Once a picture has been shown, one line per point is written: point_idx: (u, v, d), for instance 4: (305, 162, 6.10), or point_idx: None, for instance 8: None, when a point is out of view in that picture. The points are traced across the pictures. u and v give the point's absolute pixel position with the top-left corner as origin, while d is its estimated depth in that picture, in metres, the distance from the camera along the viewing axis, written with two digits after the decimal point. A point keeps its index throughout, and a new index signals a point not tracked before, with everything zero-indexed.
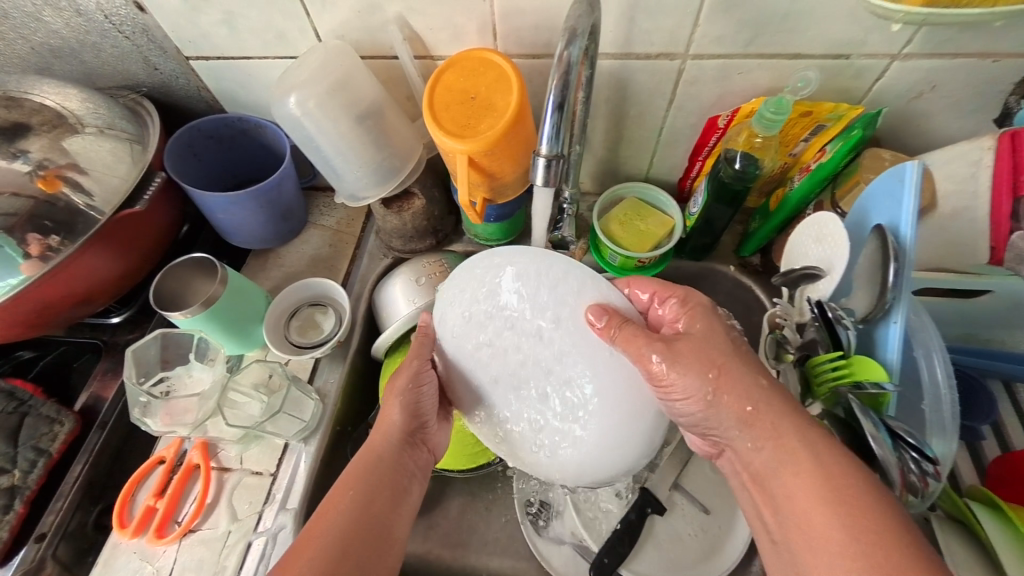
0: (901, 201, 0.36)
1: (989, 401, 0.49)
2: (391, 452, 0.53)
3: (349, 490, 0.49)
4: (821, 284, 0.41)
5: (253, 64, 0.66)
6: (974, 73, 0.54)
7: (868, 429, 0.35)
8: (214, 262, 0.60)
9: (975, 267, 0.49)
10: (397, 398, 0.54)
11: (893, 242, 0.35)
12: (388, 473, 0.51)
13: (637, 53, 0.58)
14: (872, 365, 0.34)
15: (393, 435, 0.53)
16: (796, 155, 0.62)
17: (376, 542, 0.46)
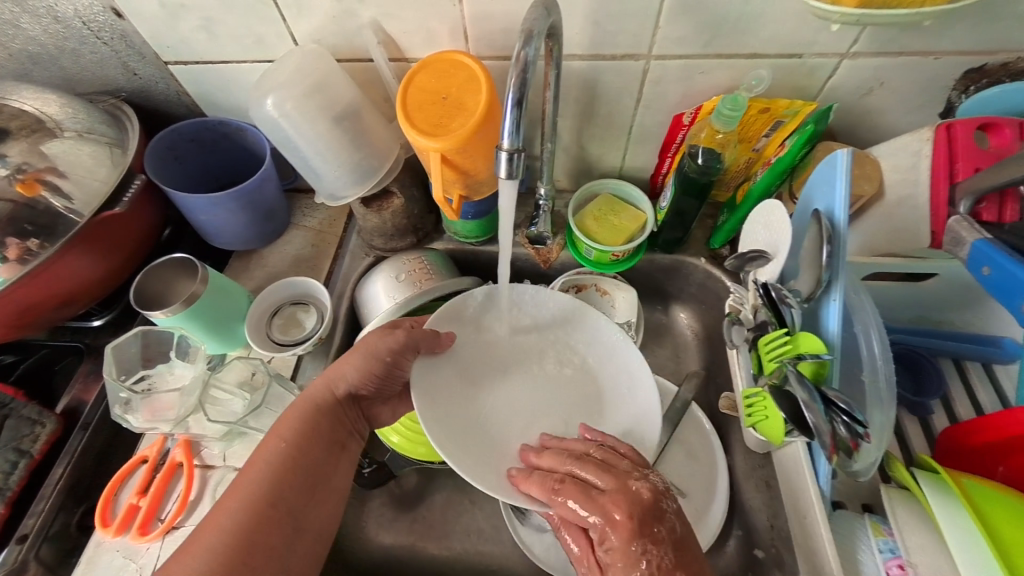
0: (835, 188, 0.39)
1: (938, 378, 0.51)
2: (337, 412, 0.56)
3: (287, 443, 0.51)
4: (770, 268, 0.44)
5: (232, 67, 0.67)
6: (918, 71, 0.57)
7: (803, 396, 0.36)
8: (196, 262, 0.61)
9: (920, 251, 0.51)
10: (359, 359, 0.56)
11: (828, 225, 0.38)
12: (329, 431, 0.54)
13: (603, 54, 0.60)
14: (811, 338, 0.37)
15: (337, 391, 0.56)
16: (758, 150, 0.65)
17: (305, 492, 0.50)
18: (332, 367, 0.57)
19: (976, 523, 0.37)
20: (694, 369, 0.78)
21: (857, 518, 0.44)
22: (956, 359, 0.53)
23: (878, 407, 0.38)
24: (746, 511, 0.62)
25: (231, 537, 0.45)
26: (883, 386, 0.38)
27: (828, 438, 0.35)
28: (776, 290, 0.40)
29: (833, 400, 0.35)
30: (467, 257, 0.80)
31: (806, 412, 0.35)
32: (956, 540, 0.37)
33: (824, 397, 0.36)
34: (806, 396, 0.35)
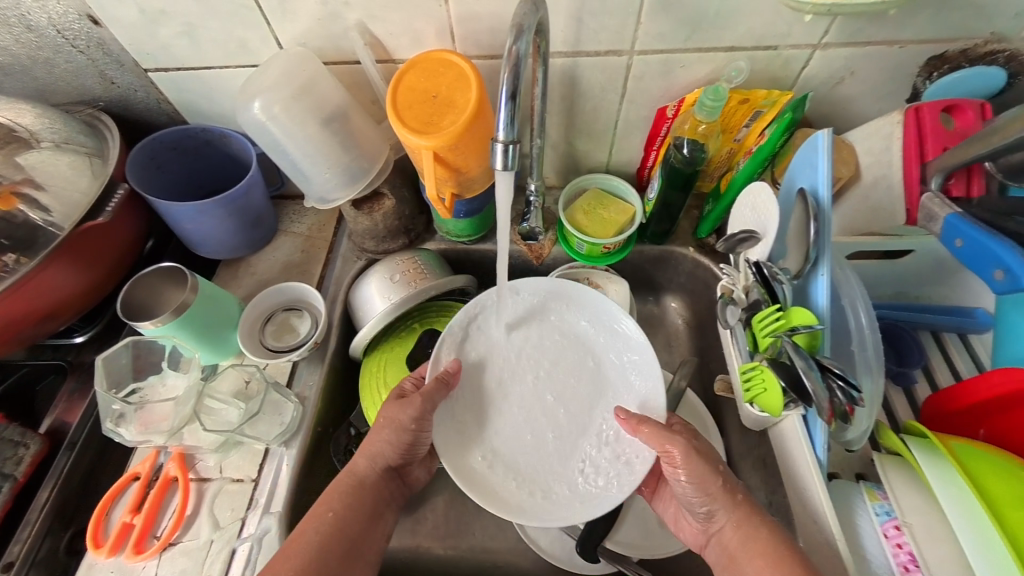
0: (817, 167, 0.41)
1: (919, 349, 0.54)
2: (377, 483, 0.55)
3: (330, 511, 0.52)
4: (758, 247, 0.45)
5: (214, 73, 0.67)
6: (885, 60, 0.60)
7: (801, 367, 0.36)
8: (185, 270, 0.60)
9: (895, 229, 0.54)
10: (388, 430, 0.55)
11: (814, 203, 0.40)
12: (369, 504, 0.54)
13: (587, 50, 0.62)
14: (804, 311, 0.38)
15: (378, 464, 0.56)
16: (739, 141, 0.67)
17: (344, 564, 0.49)
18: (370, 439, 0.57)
19: (964, 479, 0.39)
20: (687, 356, 0.80)
21: (852, 486, 0.46)
22: (935, 331, 0.56)
23: (868, 376, 0.39)
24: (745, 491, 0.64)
25: None
26: (871, 355, 0.40)
27: (826, 406, 0.36)
28: (767, 268, 0.41)
29: (828, 369, 0.36)
30: (460, 256, 0.80)
31: (804, 381, 0.36)
32: (946, 498, 0.39)
33: (820, 366, 0.37)
34: (804, 366, 0.36)
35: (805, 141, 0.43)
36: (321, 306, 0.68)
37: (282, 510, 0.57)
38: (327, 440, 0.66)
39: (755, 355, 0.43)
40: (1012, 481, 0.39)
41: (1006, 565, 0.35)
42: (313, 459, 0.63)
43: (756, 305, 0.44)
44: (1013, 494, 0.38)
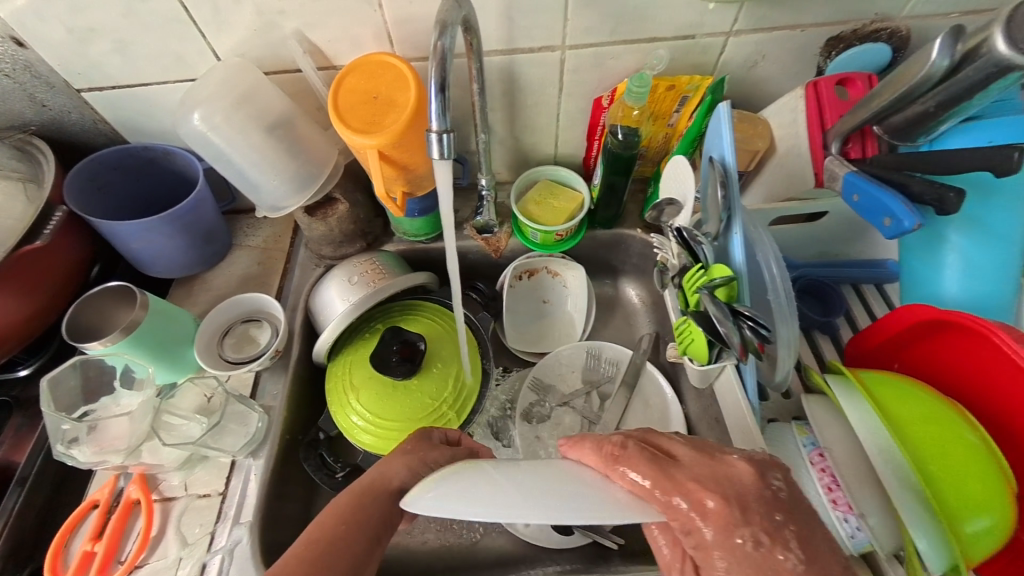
0: (723, 136, 0.45)
1: (838, 299, 0.60)
2: (381, 501, 0.49)
3: (342, 524, 0.47)
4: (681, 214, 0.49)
5: (152, 89, 0.66)
6: (790, 42, 0.66)
7: (717, 314, 0.40)
8: (134, 287, 0.59)
9: (808, 192, 0.59)
10: (404, 458, 0.52)
11: (721, 168, 0.44)
12: (377, 519, 0.48)
13: (521, 48, 0.65)
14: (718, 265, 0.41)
15: (390, 486, 0.50)
16: (672, 125, 0.72)
17: None
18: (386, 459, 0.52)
19: (870, 404, 0.42)
20: (647, 332, 0.84)
21: (786, 425, 0.50)
22: (856, 284, 0.62)
23: (786, 320, 0.43)
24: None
25: None
26: (788, 303, 0.43)
27: (737, 345, 0.40)
28: (688, 231, 0.45)
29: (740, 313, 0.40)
30: (420, 255, 0.82)
31: (718, 325, 0.40)
32: (859, 421, 0.42)
33: (734, 311, 0.41)
34: (718, 312, 0.40)
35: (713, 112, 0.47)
36: (280, 313, 0.68)
37: (253, 519, 0.57)
38: (296, 447, 0.66)
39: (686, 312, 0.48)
40: (909, 399, 0.44)
41: (908, 472, 0.39)
42: (283, 467, 0.63)
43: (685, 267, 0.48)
44: (911, 412, 0.43)
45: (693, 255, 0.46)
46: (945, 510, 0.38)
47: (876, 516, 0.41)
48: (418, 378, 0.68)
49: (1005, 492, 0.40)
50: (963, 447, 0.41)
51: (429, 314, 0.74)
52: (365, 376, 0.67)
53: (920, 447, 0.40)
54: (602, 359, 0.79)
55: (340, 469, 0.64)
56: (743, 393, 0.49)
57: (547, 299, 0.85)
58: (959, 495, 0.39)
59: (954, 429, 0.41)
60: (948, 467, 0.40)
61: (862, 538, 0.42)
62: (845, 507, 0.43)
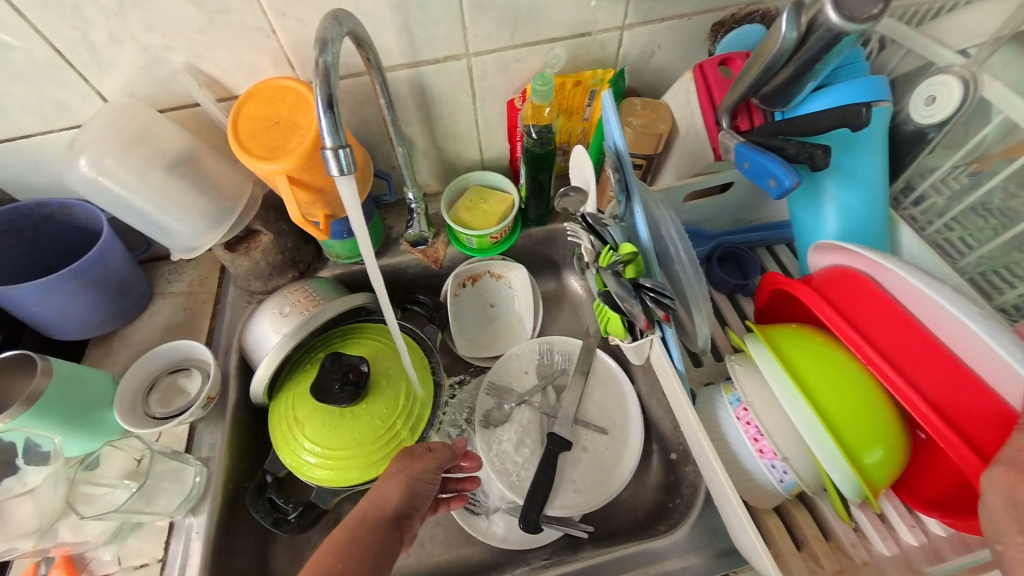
0: (613, 123, 0.46)
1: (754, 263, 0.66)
2: (379, 529, 0.50)
3: (338, 563, 0.46)
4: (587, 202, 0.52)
5: (34, 141, 0.62)
6: (679, 31, 0.71)
7: (620, 292, 0.42)
8: (34, 354, 0.54)
9: (709, 166, 0.63)
10: (396, 478, 0.55)
11: (612, 153, 0.46)
12: (373, 551, 0.48)
13: (426, 59, 0.66)
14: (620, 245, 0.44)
15: (385, 511, 0.52)
16: (587, 119, 0.76)
17: None
18: (377, 486, 0.55)
19: (775, 357, 0.45)
20: (592, 320, 0.87)
21: (715, 388, 0.52)
22: (770, 246, 0.69)
23: (693, 294, 0.45)
24: (658, 424, 0.73)
25: None
26: (691, 275, 0.45)
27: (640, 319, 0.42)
28: (592, 216, 0.47)
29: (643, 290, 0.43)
30: (357, 277, 0.81)
31: (622, 303, 0.42)
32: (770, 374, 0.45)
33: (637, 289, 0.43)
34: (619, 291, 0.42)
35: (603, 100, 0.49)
36: (209, 357, 0.64)
37: None
38: (243, 494, 0.63)
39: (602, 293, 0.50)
40: (808, 346, 0.46)
41: (812, 415, 0.42)
42: (230, 518, 0.60)
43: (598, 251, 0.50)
44: (810, 358, 0.45)
45: (601, 238, 0.48)
46: (847, 443, 0.42)
47: (796, 455, 0.45)
48: (364, 403, 0.65)
49: (893, 419, 0.43)
50: (855, 388, 0.44)
51: (372, 335, 0.73)
52: (308, 409, 0.65)
53: (817, 385, 0.44)
54: (555, 351, 0.80)
55: (292, 510, 0.61)
56: (669, 360, 0.48)
57: (494, 303, 0.85)
58: (858, 431, 0.42)
59: (847, 368, 0.45)
60: (844, 403, 0.43)
61: (789, 479, 0.45)
62: (771, 454, 0.46)
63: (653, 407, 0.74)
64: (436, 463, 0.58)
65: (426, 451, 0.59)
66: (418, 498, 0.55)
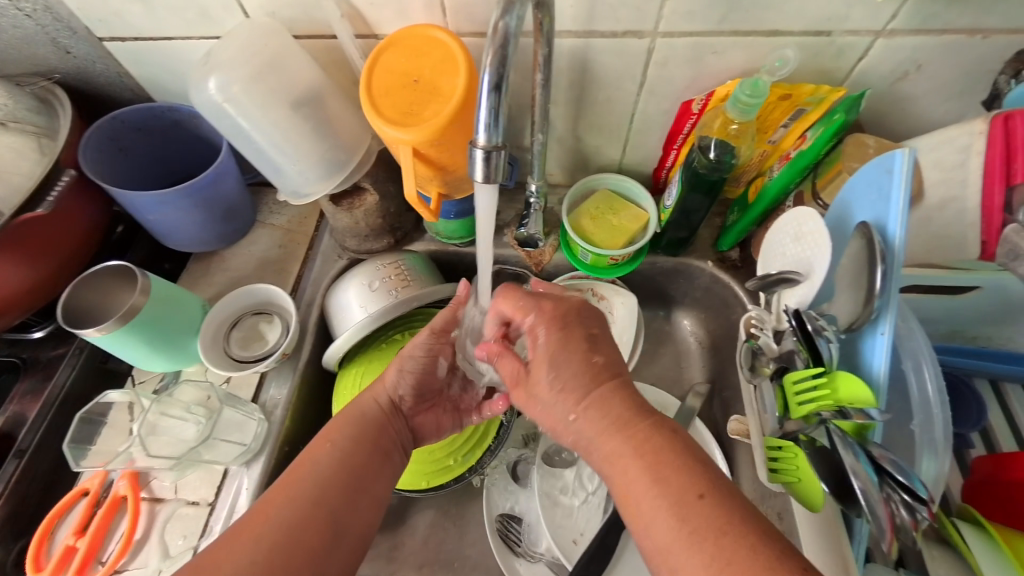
0: (891, 197, 0.40)
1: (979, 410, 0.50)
2: (372, 467, 0.50)
3: (327, 439, 0.49)
4: (801, 288, 0.45)
5: (175, 45, 0.58)
6: (962, 52, 0.50)
7: (848, 459, 0.37)
8: (135, 269, 0.55)
9: (966, 262, 0.48)
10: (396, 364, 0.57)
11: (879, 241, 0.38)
12: (374, 436, 0.52)
13: (601, 31, 0.52)
14: (849, 389, 0.36)
15: (381, 398, 0.55)
16: (775, 143, 0.58)
17: (345, 499, 0.46)
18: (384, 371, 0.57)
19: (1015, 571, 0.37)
20: (698, 380, 0.74)
21: None
22: (994, 380, 0.52)
23: (930, 455, 0.39)
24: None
25: (280, 540, 0.41)
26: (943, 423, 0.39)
27: (884, 518, 0.35)
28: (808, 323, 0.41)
29: (883, 468, 0.36)
30: (450, 258, 0.73)
31: (853, 479, 0.36)
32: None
33: (874, 464, 0.36)
34: (852, 462, 0.36)
35: (875, 159, 0.41)
36: (292, 311, 0.63)
37: None
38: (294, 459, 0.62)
39: (785, 420, 0.43)
40: None
41: None
42: None
43: (788, 356, 0.44)
44: None
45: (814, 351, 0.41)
46: None
47: None
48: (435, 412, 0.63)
49: None
50: None
51: None
52: None
53: None
54: None
55: None
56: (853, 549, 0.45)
57: None
58: None
59: None
60: None
61: None
62: None
63: None
64: (412, 345, 0.58)
65: (398, 374, 0.56)
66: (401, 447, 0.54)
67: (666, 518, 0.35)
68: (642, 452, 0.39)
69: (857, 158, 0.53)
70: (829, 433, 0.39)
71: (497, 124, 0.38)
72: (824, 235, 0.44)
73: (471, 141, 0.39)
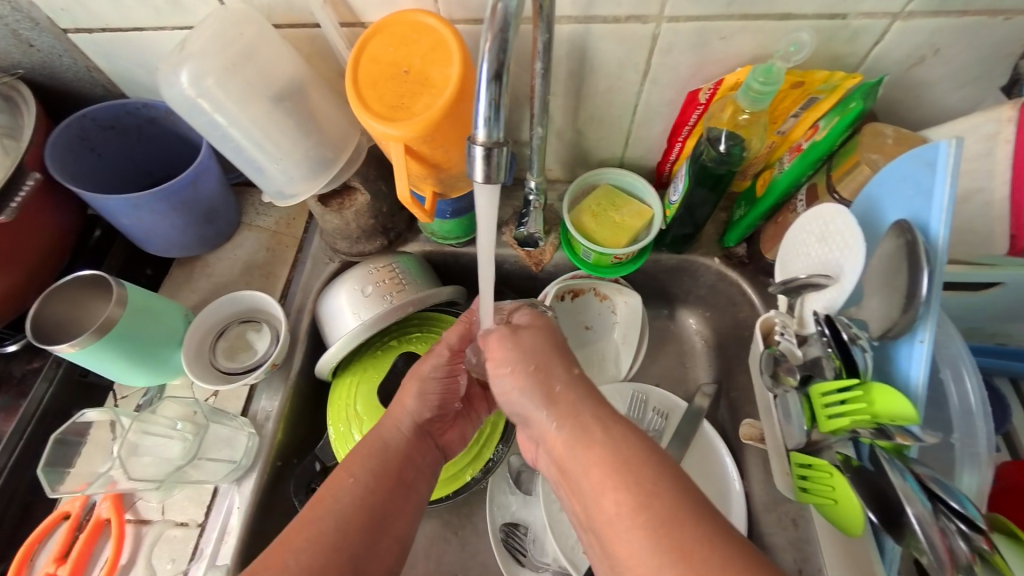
0: (933, 195, 0.37)
1: (1001, 410, 0.48)
2: (394, 504, 0.46)
3: (348, 475, 0.46)
4: (830, 294, 0.43)
5: (144, 37, 0.54)
6: (982, 35, 0.48)
7: (896, 480, 0.35)
8: (109, 278, 0.51)
9: (988, 257, 0.46)
10: (416, 385, 0.53)
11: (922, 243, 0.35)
12: (396, 468, 0.48)
13: (602, 16, 0.49)
14: (889, 398, 0.35)
15: (404, 423, 0.51)
16: (784, 133, 0.55)
17: (365, 541, 0.43)
18: (404, 393, 0.53)
19: None
20: (704, 380, 0.72)
21: None
22: (1014, 378, 0.50)
23: (972, 468, 0.37)
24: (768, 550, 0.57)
25: None
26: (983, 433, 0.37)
27: (942, 551, 0.33)
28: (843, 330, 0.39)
29: (934, 494, 0.34)
30: (446, 259, 0.70)
31: (905, 506, 0.34)
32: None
33: (920, 485, 0.34)
34: (902, 486, 0.35)
35: (917, 152, 0.38)
36: (281, 318, 0.59)
37: (229, 563, 0.51)
38: (287, 473, 0.59)
39: (815, 433, 0.42)
40: None
41: None
42: (272, 497, 0.57)
43: (814, 364, 0.42)
44: None
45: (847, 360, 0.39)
46: None
47: None
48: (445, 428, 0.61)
49: None
50: None
51: None
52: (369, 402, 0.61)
53: None
54: (650, 406, 0.67)
55: None
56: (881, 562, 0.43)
57: (590, 325, 0.72)
58: None
59: None
60: None
61: None
62: None
63: (763, 523, 0.58)
64: (432, 367, 0.54)
65: (415, 394, 0.53)
66: (425, 477, 0.51)
67: (607, 490, 0.37)
68: (610, 437, 0.40)
69: (875, 149, 0.49)
70: (873, 453, 0.38)
71: (497, 117, 0.35)
72: (856, 235, 0.42)
73: (471, 138, 0.36)
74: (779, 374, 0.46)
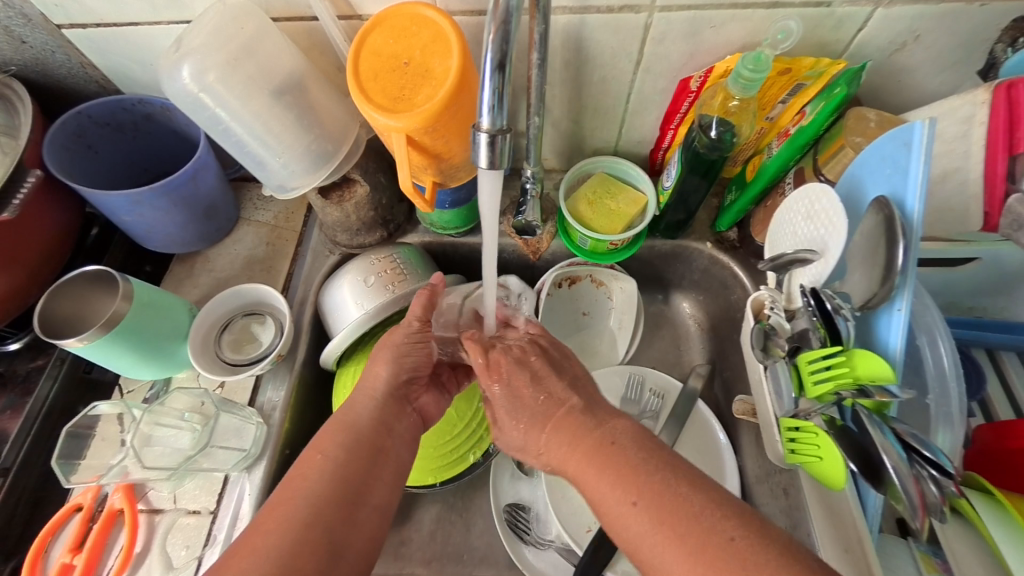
0: (908, 172, 0.39)
1: (977, 379, 0.51)
2: (370, 476, 0.46)
3: (317, 452, 0.46)
4: (816, 269, 0.45)
5: (140, 32, 0.54)
6: (960, 21, 0.50)
7: (876, 436, 0.37)
8: (115, 273, 0.52)
9: (966, 234, 0.49)
10: (388, 356, 0.54)
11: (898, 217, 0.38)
12: (369, 439, 0.48)
13: (596, 6, 0.50)
14: (870, 365, 0.37)
15: (378, 393, 0.52)
16: (773, 119, 0.57)
17: (342, 515, 0.43)
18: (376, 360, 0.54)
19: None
20: (698, 362, 0.74)
21: (903, 547, 0.46)
22: (991, 349, 0.53)
23: (946, 428, 0.40)
24: None
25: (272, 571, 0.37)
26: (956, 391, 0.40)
27: (915, 497, 0.35)
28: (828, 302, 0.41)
29: (910, 445, 0.37)
30: (445, 250, 0.71)
31: (883, 457, 0.36)
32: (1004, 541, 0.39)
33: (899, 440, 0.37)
34: (882, 440, 0.37)
35: (892, 132, 0.40)
36: (285, 311, 0.60)
37: None
38: (296, 462, 0.61)
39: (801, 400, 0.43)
40: None
41: None
42: None
43: (802, 336, 0.45)
44: None
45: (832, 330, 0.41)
46: None
47: None
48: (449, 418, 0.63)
49: None
50: None
51: None
52: None
53: None
54: (646, 388, 0.69)
55: None
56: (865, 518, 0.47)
57: (587, 311, 0.74)
58: None
59: None
60: None
61: None
62: None
63: (757, 495, 0.61)
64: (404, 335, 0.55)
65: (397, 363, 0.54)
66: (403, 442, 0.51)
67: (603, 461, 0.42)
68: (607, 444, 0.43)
69: (858, 132, 0.52)
70: (855, 413, 0.40)
71: (501, 107, 0.36)
72: (837, 214, 0.44)
73: (474, 126, 0.37)
74: (769, 347, 0.48)
